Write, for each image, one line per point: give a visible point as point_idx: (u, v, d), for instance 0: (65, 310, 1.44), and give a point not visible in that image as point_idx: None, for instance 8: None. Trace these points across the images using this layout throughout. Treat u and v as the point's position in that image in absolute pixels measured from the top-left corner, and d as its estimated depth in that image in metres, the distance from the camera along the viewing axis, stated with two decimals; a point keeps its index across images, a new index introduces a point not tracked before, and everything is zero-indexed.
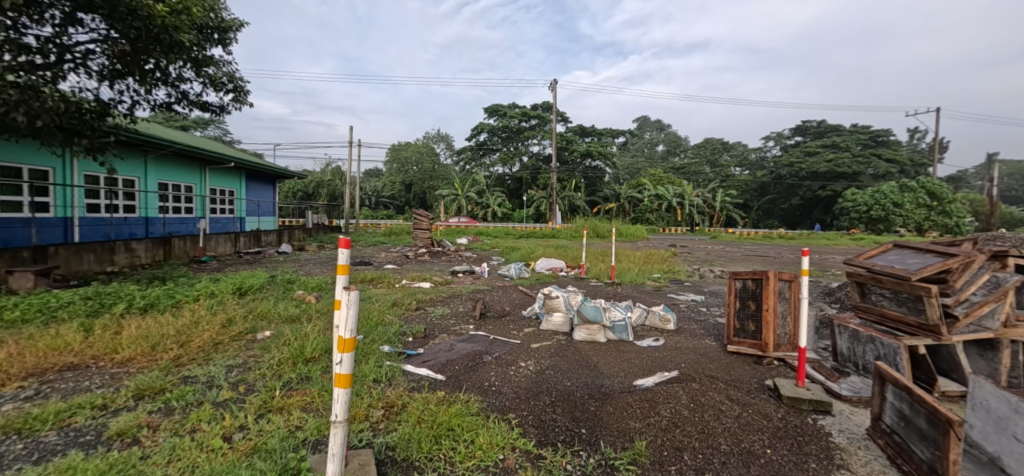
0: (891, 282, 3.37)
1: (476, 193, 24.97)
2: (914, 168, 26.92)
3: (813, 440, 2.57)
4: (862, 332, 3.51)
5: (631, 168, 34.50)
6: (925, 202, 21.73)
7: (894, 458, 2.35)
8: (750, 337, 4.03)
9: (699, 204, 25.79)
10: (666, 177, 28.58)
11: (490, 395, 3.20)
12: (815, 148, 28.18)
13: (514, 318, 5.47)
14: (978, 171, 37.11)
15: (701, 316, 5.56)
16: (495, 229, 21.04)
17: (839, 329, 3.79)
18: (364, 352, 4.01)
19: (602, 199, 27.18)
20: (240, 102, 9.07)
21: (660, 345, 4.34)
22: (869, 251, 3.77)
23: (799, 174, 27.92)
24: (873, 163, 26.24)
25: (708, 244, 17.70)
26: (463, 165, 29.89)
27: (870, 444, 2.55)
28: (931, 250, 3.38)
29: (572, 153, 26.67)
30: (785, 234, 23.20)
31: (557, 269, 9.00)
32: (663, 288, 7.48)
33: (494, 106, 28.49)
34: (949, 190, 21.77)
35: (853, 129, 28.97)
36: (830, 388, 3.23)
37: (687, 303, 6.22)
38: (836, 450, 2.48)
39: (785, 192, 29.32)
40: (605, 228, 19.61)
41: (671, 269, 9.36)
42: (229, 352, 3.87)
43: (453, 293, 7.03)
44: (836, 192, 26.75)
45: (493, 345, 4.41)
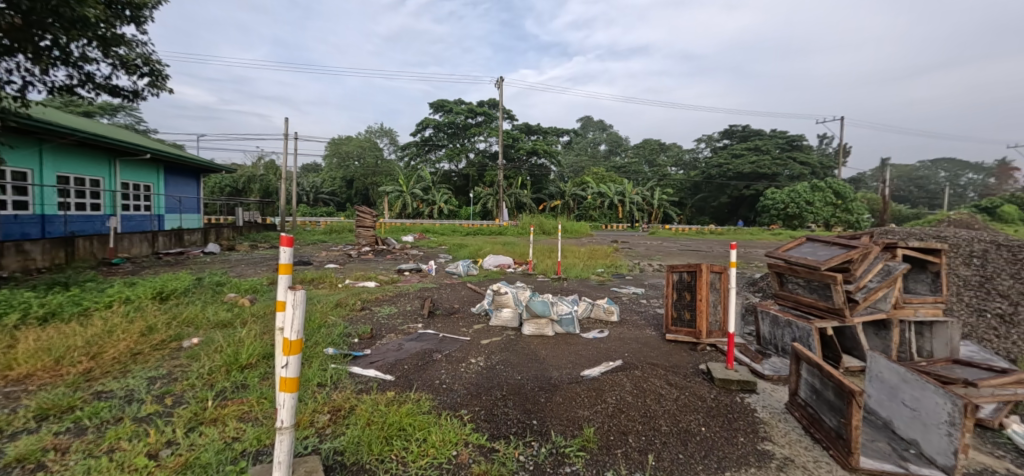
0: (805, 271, 3.75)
1: (421, 190, 24.53)
2: (822, 170, 30.01)
3: (741, 416, 2.83)
4: (781, 317, 3.89)
5: (576, 166, 35.42)
6: (831, 200, 24.29)
7: (808, 427, 2.65)
8: (686, 325, 4.32)
9: (639, 201, 26.97)
10: (608, 175, 29.66)
11: (441, 392, 3.18)
12: (740, 151, 30.59)
13: (463, 315, 5.46)
14: (874, 174, 42.09)
15: (642, 307, 5.88)
16: (442, 226, 20.73)
17: (762, 315, 4.18)
18: (307, 355, 3.83)
19: (547, 197, 27.73)
20: (159, 87, 8.26)
21: (604, 336, 4.54)
22: (787, 244, 4.18)
23: (727, 174, 30.14)
24: (789, 166, 28.94)
25: (648, 240, 18.58)
26: (408, 160, 29.13)
27: (788, 416, 2.85)
28: (837, 242, 3.82)
29: (518, 151, 26.98)
30: (715, 230, 24.93)
31: (505, 265, 9.08)
32: (607, 282, 7.81)
33: (440, 101, 28.11)
34: (851, 190, 24.49)
35: (773, 134, 31.72)
36: (755, 368, 3.56)
37: (629, 296, 6.55)
38: (760, 424, 2.74)
39: (715, 191, 31.50)
40: (551, 225, 19.99)
41: (613, 264, 9.79)
42: (151, 363, 3.53)
43: (400, 292, 6.88)
44: (758, 191, 29.18)
45: (442, 343, 4.38)
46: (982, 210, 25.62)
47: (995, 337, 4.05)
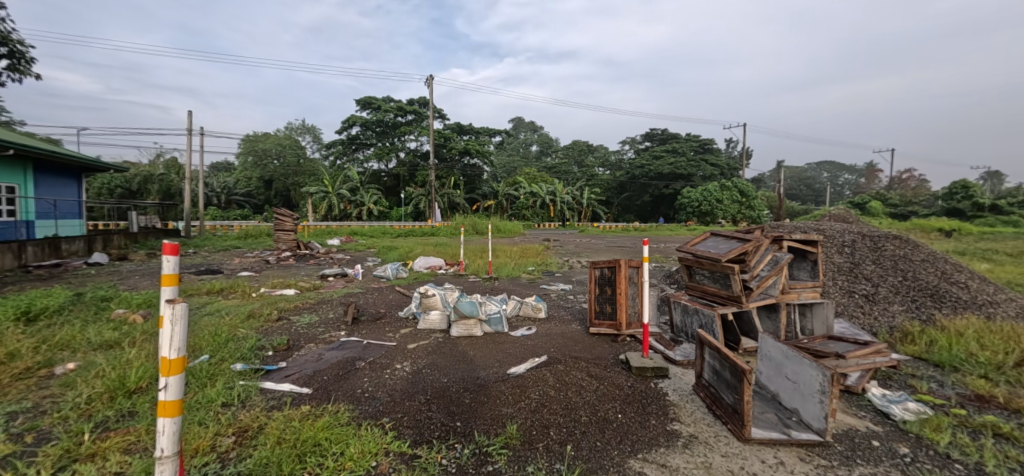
0: (709, 263, 4.11)
1: (348, 190, 23.40)
2: (729, 171, 33.10)
3: (653, 401, 3.03)
4: (690, 306, 4.22)
5: (508, 167, 35.78)
6: (737, 198, 26.86)
7: (710, 406, 2.90)
8: (608, 318, 4.54)
9: (569, 201, 27.83)
10: (539, 175, 30.31)
11: (363, 401, 3.05)
12: (659, 153, 32.81)
13: (390, 320, 5.29)
14: (771, 174, 47.23)
15: (569, 303, 6.09)
16: (371, 228, 19.89)
17: (674, 305, 4.51)
18: (212, 373, 3.48)
19: (481, 197, 27.75)
20: (22, 71, 7.06)
21: (532, 333, 4.64)
22: (694, 239, 4.55)
23: (649, 174, 32.18)
24: (701, 167, 31.54)
25: (578, 238, 19.25)
26: (333, 159, 27.59)
27: (694, 397, 3.11)
28: (735, 236, 4.22)
29: (450, 150, 26.70)
30: (639, 227, 26.48)
31: (436, 267, 8.94)
32: (537, 279, 7.99)
33: (367, 98, 26.99)
34: (753, 189, 27.25)
35: (687, 137, 34.40)
36: (668, 355, 3.83)
37: (557, 292, 6.76)
38: (670, 406, 2.95)
39: (638, 190, 33.46)
40: (484, 225, 20.01)
41: (544, 262, 10.04)
42: (9, 396, 2.99)
43: (323, 298, 6.49)
44: (676, 190, 31.47)
45: (366, 350, 4.21)
46: (854, 205, 29.83)
47: (861, 313, 4.72)
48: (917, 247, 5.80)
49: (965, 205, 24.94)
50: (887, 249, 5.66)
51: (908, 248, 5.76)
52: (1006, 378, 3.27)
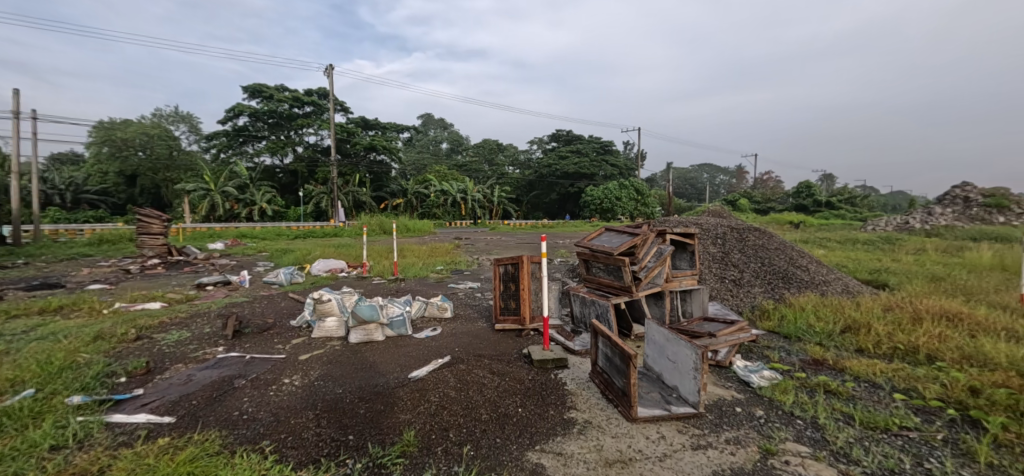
0: (603, 257, 4.37)
1: (235, 188, 20.94)
2: (627, 171, 35.89)
3: (552, 391, 3.13)
4: (588, 298, 4.46)
5: (418, 164, 34.80)
6: (634, 196, 29.19)
7: (604, 391, 3.07)
8: (512, 314, 4.62)
9: (480, 199, 27.85)
10: (450, 173, 29.94)
11: (240, 425, 2.71)
12: (565, 153, 34.44)
13: (280, 330, 4.79)
14: (662, 174, 52.28)
15: (476, 301, 6.08)
16: (262, 230, 17.96)
17: (574, 297, 4.73)
18: (37, 411, 2.83)
19: (388, 195, 26.67)
20: None
21: (437, 334, 4.53)
22: (590, 234, 4.82)
23: (556, 173, 33.62)
24: (603, 167, 33.75)
25: (489, 235, 19.41)
26: (215, 152, 24.39)
27: (590, 384, 3.28)
28: (626, 231, 4.55)
29: (354, 146, 25.22)
30: (548, 224, 27.52)
31: (337, 270, 8.35)
32: (445, 279, 7.86)
33: (256, 86, 24.33)
34: (647, 187, 29.85)
35: (590, 139, 36.57)
36: (568, 346, 4.00)
37: (465, 291, 6.71)
38: (568, 395, 3.08)
39: (546, 188, 34.72)
40: (392, 224, 19.23)
41: (453, 261, 9.92)
42: None
43: (199, 311, 5.68)
44: (581, 189, 33.30)
45: (249, 366, 3.76)
46: (727, 202, 34.23)
47: (730, 295, 5.40)
48: (772, 238, 6.81)
49: (808, 202, 30.02)
50: (749, 239, 6.56)
51: (765, 238, 6.74)
52: (833, 344, 3.95)
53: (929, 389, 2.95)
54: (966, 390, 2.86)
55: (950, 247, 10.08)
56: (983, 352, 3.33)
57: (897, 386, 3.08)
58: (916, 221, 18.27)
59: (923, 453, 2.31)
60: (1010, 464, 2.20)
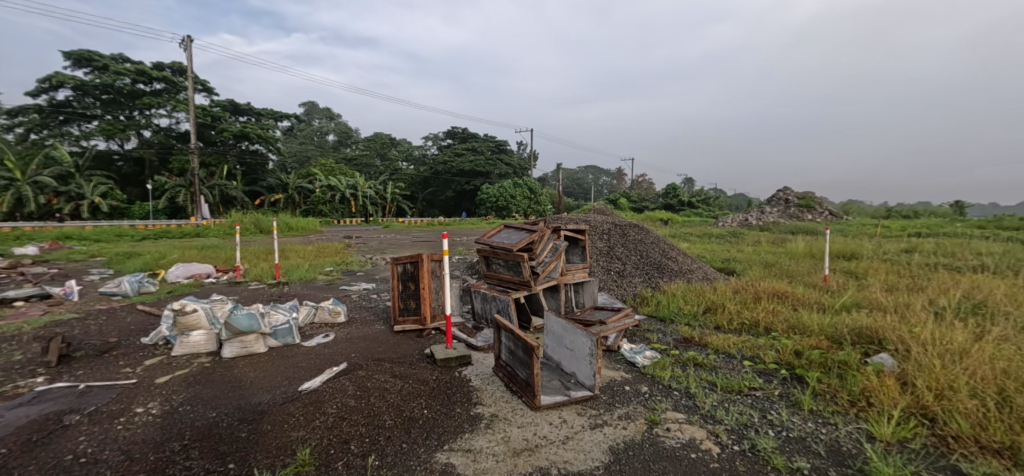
0: (503, 253, 4.47)
1: (52, 178, 16.81)
2: (520, 170, 37.21)
3: (457, 389, 3.12)
4: (488, 294, 4.54)
5: (300, 156, 31.66)
6: (527, 194, 30.33)
7: (508, 384, 3.15)
8: (412, 314, 4.50)
9: (373, 195, 26.39)
10: (337, 167, 27.82)
11: (77, 471, 2.20)
12: (461, 151, 34.47)
13: (129, 350, 3.99)
14: (552, 174, 55.27)
15: (372, 303, 5.76)
16: (94, 230, 14.70)
17: (475, 294, 4.77)
18: None
19: (265, 190, 23.97)
20: None
21: (330, 341, 4.21)
22: (489, 232, 4.90)
23: (451, 171, 33.42)
24: (498, 166, 34.48)
25: (383, 234, 18.52)
26: (20, 132, 19.25)
27: (494, 378, 3.34)
28: (524, 228, 4.71)
29: (221, 133, 22.05)
30: (444, 221, 27.20)
31: (203, 275, 7.23)
32: (336, 281, 7.31)
33: (82, 52, 19.78)
34: (539, 186, 31.26)
35: (485, 138, 37.09)
36: (471, 343, 4.02)
37: (359, 293, 6.33)
38: (473, 392, 3.10)
39: (442, 185, 34.28)
40: (269, 223, 17.21)
41: (344, 261, 9.27)
42: None
43: (1, 334, 4.44)
44: (477, 186, 33.55)
45: (86, 397, 3.06)
46: (609, 201, 37.47)
47: (615, 286, 5.94)
48: (648, 233, 7.65)
49: (674, 201, 34.31)
50: (630, 235, 7.28)
51: (643, 233, 7.56)
52: (698, 323, 4.60)
53: (768, 355, 3.60)
54: (792, 353, 3.56)
55: (776, 240, 12.37)
56: (802, 322, 4.17)
57: (746, 354, 3.70)
58: (752, 219, 22.03)
59: (766, 408, 2.82)
60: (823, 407, 2.79)
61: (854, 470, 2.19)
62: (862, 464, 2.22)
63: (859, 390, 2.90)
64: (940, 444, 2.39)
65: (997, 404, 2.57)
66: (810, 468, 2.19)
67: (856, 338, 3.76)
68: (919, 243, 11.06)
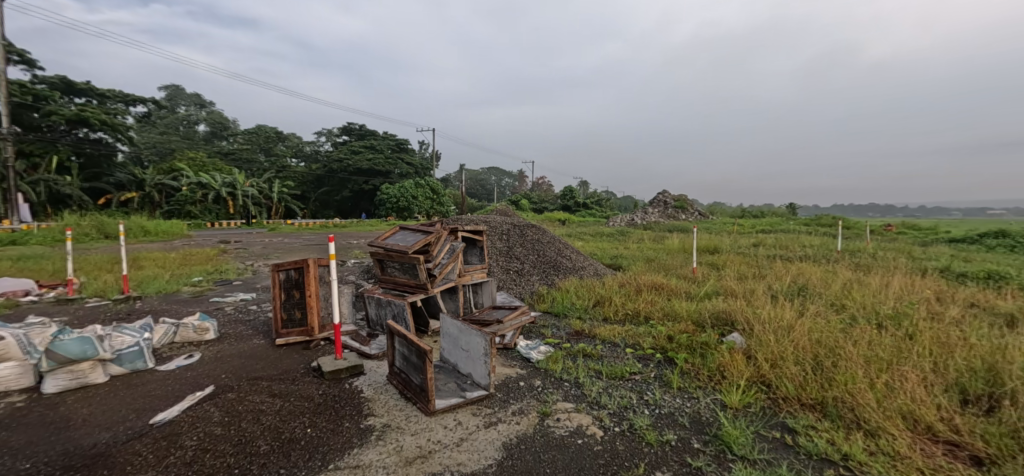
0: (397, 256, 4.30)
1: None
2: (423, 170, 36.37)
3: (346, 403, 2.93)
4: (383, 298, 4.34)
5: (160, 148, 27.10)
6: (429, 195, 29.69)
7: (403, 391, 3.04)
8: (297, 325, 4.12)
9: (255, 194, 23.61)
10: (210, 162, 24.34)
11: None
12: (358, 148, 32.60)
13: None
14: (456, 175, 55.04)
15: (251, 315, 5.15)
16: None
17: (368, 299, 4.53)
18: None
19: (112, 186, 20.01)
20: None
21: (195, 362, 3.66)
22: (383, 234, 4.69)
23: (347, 169, 31.36)
24: (398, 165, 33.26)
25: (267, 237, 16.68)
26: None
27: (388, 386, 3.19)
28: (420, 229, 4.60)
29: (47, 116, 17.87)
30: (340, 223, 25.38)
31: (17, 292, 5.78)
32: (206, 292, 6.38)
33: None
34: (442, 187, 30.85)
35: (385, 135, 35.56)
36: (363, 351, 3.80)
37: (235, 304, 5.61)
38: (365, 403, 2.94)
39: (337, 185, 32.00)
40: (116, 226, 14.43)
41: (217, 269, 8.14)
42: None
43: None
44: (376, 186, 31.93)
45: None
46: (512, 202, 38.48)
47: (514, 284, 6.10)
48: (545, 233, 8.00)
49: (571, 202, 36.42)
50: (528, 235, 7.54)
51: (540, 233, 7.88)
52: (588, 316, 4.93)
53: (646, 341, 3.99)
54: (665, 339, 3.99)
55: (656, 238, 13.79)
56: (673, 310, 4.71)
57: (628, 342, 4.06)
58: (638, 219, 24.32)
59: (643, 389, 3.12)
60: (688, 384, 3.17)
61: (710, 435, 2.52)
62: (716, 430, 2.56)
63: (716, 366, 3.36)
64: (774, 406, 2.87)
65: (812, 367, 3.17)
66: (676, 440, 2.47)
67: (715, 320, 4.36)
68: (763, 238, 13.19)
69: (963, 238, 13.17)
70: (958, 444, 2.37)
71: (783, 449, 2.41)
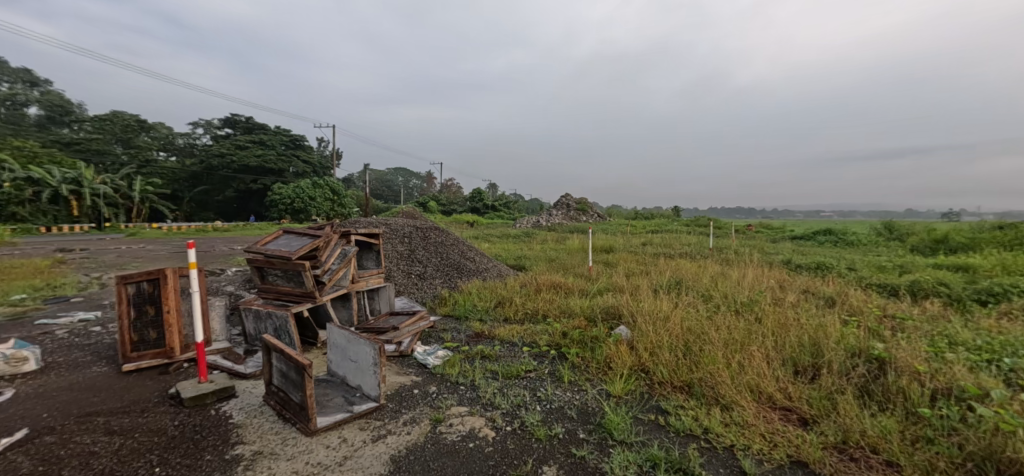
0: (280, 262, 3.90)
1: None
2: (321, 169, 33.84)
3: (210, 431, 2.57)
4: (262, 310, 3.90)
5: None
6: (329, 196, 27.68)
7: (281, 412, 2.75)
8: (153, 346, 3.52)
9: (109, 192, 19.78)
10: (44, 153, 19.88)
11: None
12: (244, 143, 29.27)
13: None
14: (360, 175, 52.21)
15: (91, 339, 4.27)
16: None
17: (245, 312, 4.04)
18: None
19: None
20: None
21: (7, 401, 2.93)
22: (263, 238, 4.24)
23: (230, 166, 27.87)
24: (293, 162, 30.55)
25: (123, 244, 14.10)
26: None
27: (264, 408, 2.87)
28: (307, 233, 4.23)
29: None
30: (222, 226, 22.48)
31: None
32: (29, 313, 5.15)
33: None
34: (343, 187, 29.01)
35: (277, 130, 32.44)
36: (237, 371, 3.38)
37: (70, 326, 4.61)
38: (234, 429, 2.60)
39: (218, 183, 28.31)
40: None
41: (48, 284, 6.64)
42: None
43: None
44: (266, 186, 28.81)
45: None
46: (419, 204, 37.59)
47: (415, 289, 5.92)
48: (449, 235, 7.91)
49: (480, 204, 36.70)
50: (431, 237, 7.40)
51: (444, 235, 7.78)
52: (489, 317, 4.97)
53: (542, 339, 4.14)
54: (560, 335, 4.17)
55: (559, 238, 14.43)
56: (569, 307, 4.95)
57: (525, 341, 4.17)
58: (543, 220, 25.36)
59: (536, 386, 3.22)
60: (578, 377, 3.35)
61: (595, 425, 2.68)
62: (600, 419, 2.73)
63: (604, 358, 3.59)
64: (650, 391, 3.15)
65: (682, 352, 3.54)
66: (563, 432, 2.58)
67: (604, 315, 4.68)
68: (650, 237, 14.61)
69: (801, 235, 15.94)
70: (791, 409, 2.82)
71: (656, 429, 2.65)
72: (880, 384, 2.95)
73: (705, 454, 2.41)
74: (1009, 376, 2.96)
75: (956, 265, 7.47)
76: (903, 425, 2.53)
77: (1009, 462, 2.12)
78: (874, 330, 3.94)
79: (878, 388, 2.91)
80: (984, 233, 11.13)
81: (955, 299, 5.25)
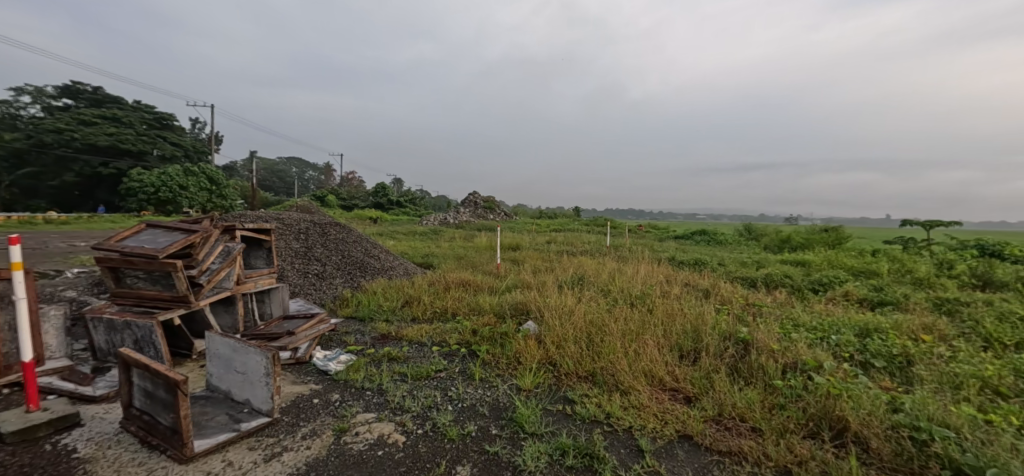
0: (142, 262, 3.30)
1: None
2: (196, 154, 29.56)
3: (45, 472, 2.08)
4: (116, 319, 3.26)
5: None
6: (206, 185, 24.23)
7: (144, 439, 2.33)
8: None
9: None
10: None
11: None
12: (90, 118, 24.27)
13: None
14: (244, 164, 46.66)
15: None
16: None
17: (93, 323, 3.35)
18: None
19: None
20: None
21: None
22: (119, 233, 3.55)
23: (69, 144, 22.76)
24: (157, 144, 26.31)
25: None
26: None
27: (121, 436, 2.41)
28: (178, 227, 3.63)
29: None
30: (56, 217, 18.30)
31: None
32: None
33: None
34: (224, 176, 25.68)
35: (136, 106, 27.69)
36: (82, 394, 2.79)
37: None
38: (80, 466, 2.15)
39: (53, 165, 22.73)
40: None
41: None
42: None
43: None
44: (121, 171, 24.09)
45: None
46: (316, 198, 34.73)
47: (313, 289, 5.45)
48: (350, 231, 7.44)
49: (384, 200, 35.14)
50: (331, 234, 6.91)
51: (345, 232, 7.28)
52: (396, 318, 4.77)
53: (452, 338, 4.09)
54: (470, 333, 4.16)
55: (466, 236, 14.41)
56: (478, 304, 4.97)
57: (435, 340, 4.08)
58: (450, 218, 25.10)
59: (447, 386, 3.17)
60: (489, 374, 3.37)
61: (506, 419, 2.72)
62: (511, 414, 2.78)
63: (513, 353, 3.67)
64: (557, 382, 3.29)
65: (586, 343, 3.76)
66: (476, 430, 2.58)
67: (513, 311, 4.80)
68: (554, 236, 15.29)
69: (681, 235, 17.95)
70: (677, 390, 3.15)
71: (563, 419, 2.77)
72: (746, 362, 3.43)
73: (607, 438, 2.59)
74: (835, 349, 3.66)
75: (796, 261, 9.04)
76: (763, 395, 2.97)
77: (838, 420, 2.63)
78: (739, 317, 4.59)
79: (744, 366, 3.38)
80: (813, 234, 13.63)
81: (796, 288, 6.35)
